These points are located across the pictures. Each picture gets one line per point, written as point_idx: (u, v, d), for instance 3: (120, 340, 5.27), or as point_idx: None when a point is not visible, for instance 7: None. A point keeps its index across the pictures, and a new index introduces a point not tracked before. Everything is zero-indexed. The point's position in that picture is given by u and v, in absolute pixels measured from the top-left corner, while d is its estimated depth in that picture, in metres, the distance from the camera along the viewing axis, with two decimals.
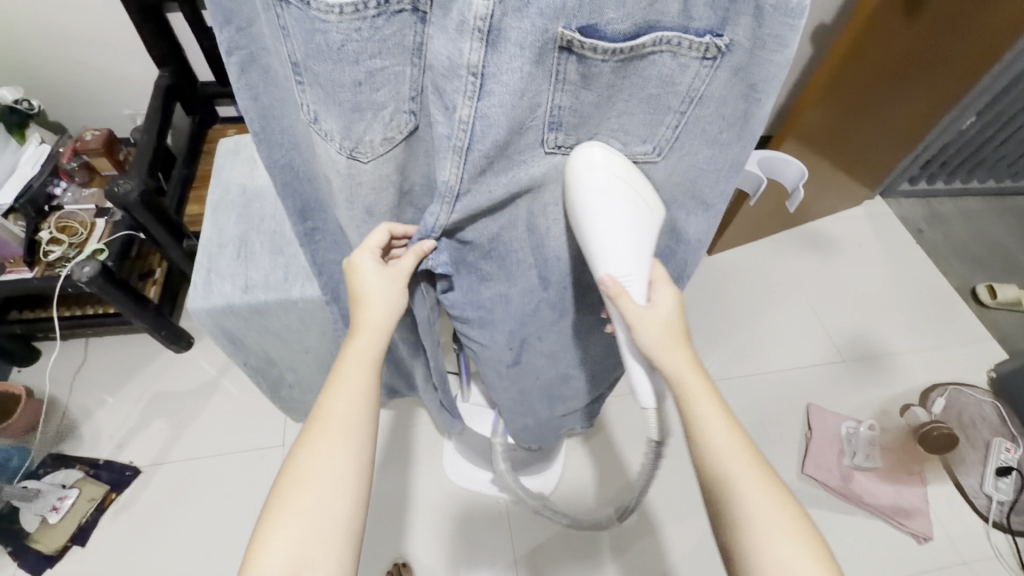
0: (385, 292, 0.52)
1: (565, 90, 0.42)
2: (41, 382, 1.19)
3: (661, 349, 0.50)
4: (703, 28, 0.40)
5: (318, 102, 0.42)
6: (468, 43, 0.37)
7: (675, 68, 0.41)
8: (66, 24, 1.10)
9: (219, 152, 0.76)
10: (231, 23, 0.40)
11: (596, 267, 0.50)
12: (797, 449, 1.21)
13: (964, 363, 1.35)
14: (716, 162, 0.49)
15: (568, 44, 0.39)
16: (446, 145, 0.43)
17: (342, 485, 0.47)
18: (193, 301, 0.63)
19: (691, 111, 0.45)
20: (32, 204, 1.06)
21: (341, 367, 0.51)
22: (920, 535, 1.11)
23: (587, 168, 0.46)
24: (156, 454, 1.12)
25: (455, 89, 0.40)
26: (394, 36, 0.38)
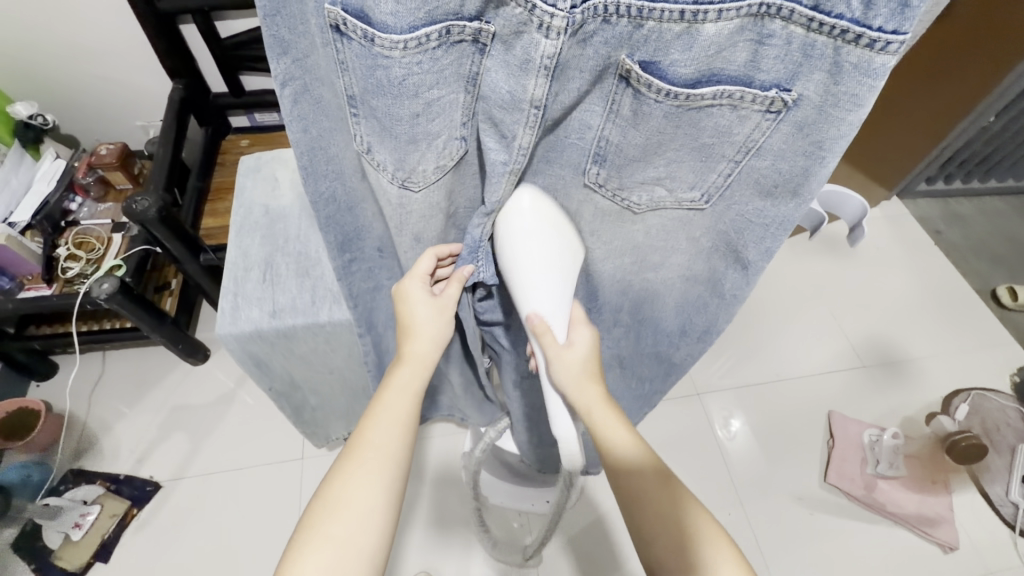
0: (432, 322, 0.53)
1: (616, 122, 0.42)
2: (60, 396, 1.19)
3: (574, 382, 0.52)
4: (770, 81, 0.37)
5: (372, 134, 0.41)
6: (533, 80, 0.36)
7: (734, 120, 0.39)
8: (78, 36, 1.09)
9: (241, 170, 0.75)
10: (288, 54, 0.37)
11: (521, 304, 0.50)
12: (819, 458, 1.20)
13: (986, 368, 1.33)
14: (766, 216, 0.47)
15: (626, 73, 0.38)
16: (501, 171, 0.42)
17: (377, 513, 0.46)
18: (221, 327, 0.62)
19: (746, 160, 0.43)
20: (48, 220, 1.05)
21: (382, 395, 0.51)
22: (946, 545, 1.09)
23: (517, 209, 0.47)
24: (177, 469, 1.12)
25: (516, 120, 0.39)
26: (450, 67, 0.36)
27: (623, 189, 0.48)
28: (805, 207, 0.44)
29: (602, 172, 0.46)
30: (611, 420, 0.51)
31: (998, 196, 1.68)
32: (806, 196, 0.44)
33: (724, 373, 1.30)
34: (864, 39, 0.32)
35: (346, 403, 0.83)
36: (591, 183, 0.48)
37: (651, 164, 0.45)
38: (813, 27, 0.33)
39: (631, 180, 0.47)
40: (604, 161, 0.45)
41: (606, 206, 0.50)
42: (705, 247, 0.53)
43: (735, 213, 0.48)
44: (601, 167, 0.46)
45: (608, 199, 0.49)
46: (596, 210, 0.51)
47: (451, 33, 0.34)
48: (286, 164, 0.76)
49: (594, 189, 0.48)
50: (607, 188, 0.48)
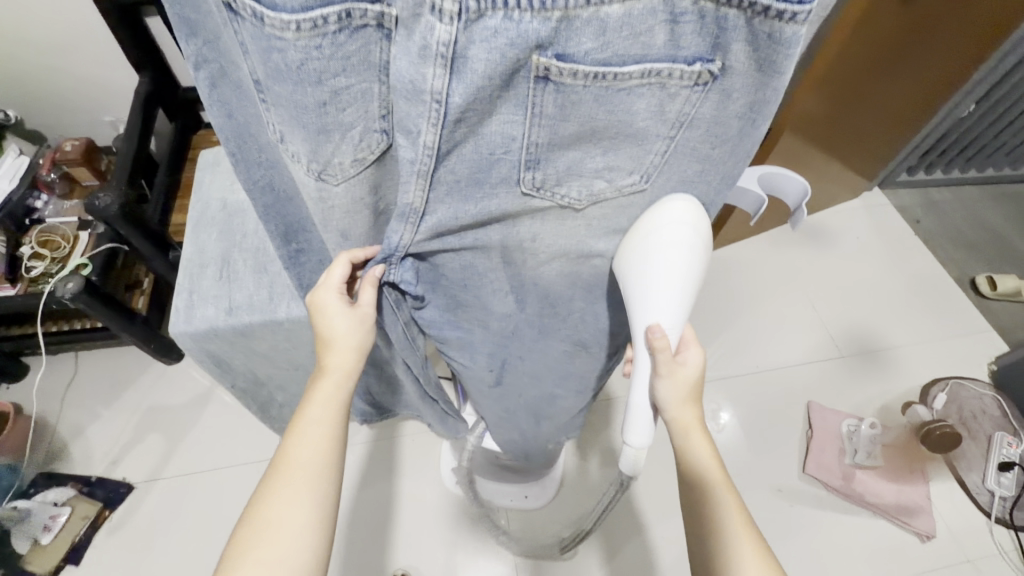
0: (353, 332, 0.52)
1: (542, 125, 0.39)
2: (30, 398, 1.17)
3: (676, 401, 0.50)
4: (691, 55, 0.36)
5: (283, 122, 0.38)
6: (431, 69, 0.34)
7: (664, 98, 0.38)
8: (38, 28, 1.06)
9: (199, 165, 0.74)
10: (197, 36, 0.37)
11: (649, 311, 0.47)
12: (798, 449, 1.20)
13: (964, 357, 1.34)
14: (706, 176, 0.46)
15: (545, 72, 0.36)
16: (411, 169, 0.40)
17: (306, 531, 0.46)
18: (175, 326, 0.60)
19: (680, 135, 0.41)
20: (12, 217, 1.03)
21: (306, 408, 0.50)
22: (923, 533, 1.10)
23: (669, 220, 0.46)
24: (151, 470, 1.10)
25: (419, 114, 0.36)
26: (358, 53, 0.34)
27: (560, 186, 0.45)
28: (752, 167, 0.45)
29: (537, 176, 0.43)
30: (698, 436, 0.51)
31: (979, 185, 1.68)
32: (744, 152, 0.44)
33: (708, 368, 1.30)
34: (775, 11, 0.32)
35: None
36: (529, 191, 0.44)
37: (587, 152, 0.43)
38: (722, 2, 0.33)
39: (569, 177, 0.45)
40: (539, 164, 0.42)
41: (544, 207, 0.47)
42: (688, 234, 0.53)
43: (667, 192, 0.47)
44: (536, 171, 0.43)
45: (546, 201, 0.46)
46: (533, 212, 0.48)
47: (352, 16, 0.32)
48: None
49: (531, 196, 0.45)
50: (544, 191, 0.45)
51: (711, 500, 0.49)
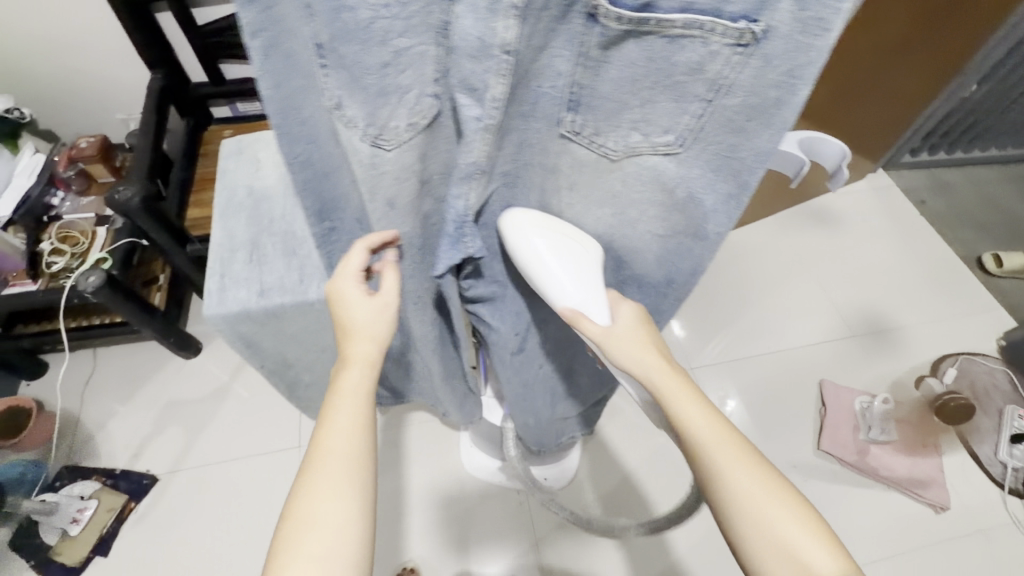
0: (372, 320, 0.52)
1: (586, 66, 0.39)
2: (52, 394, 1.18)
3: (628, 358, 0.50)
4: (739, 12, 0.35)
5: (342, 87, 0.39)
6: (503, 21, 0.34)
7: (704, 56, 0.37)
8: (51, 27, 1.07)
9: (223, 154, 0.75)
10: (254, 1, 0.33)
11: (556, 296, 0.52)
12: (812, 427, 1.22)
13: (971, 334, 1.35)
14: (738, 152, 0.43)
15: (593, 10, 0.36)
16: (475, 127, 0.41)
17: (352, 520, 0.43)
18: (210, 307, 0.62)
19: (718, 100, 0.39)
20: (31, 215, 1.04)
21: (335, 400, 0.49)
22: (937, 505, 1.11)
23: (515, 225, 0.53)
24: (173, 462, 1.11)
25: (486, 69, 0.37)
26: (420, 14, 0.35)
27: (599, 136, 0.45)
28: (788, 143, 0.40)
29: (577, 119, 0.44)
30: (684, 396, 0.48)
31: (982, 166, 1.69)
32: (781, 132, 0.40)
33: (719, 351, 1.31)
34: None
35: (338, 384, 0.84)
36: (568, 133, 0.45)
37: (626, 107, 0.42)
38: None
39: (608, 127, 0.44)
40: (579, 109, 0.43)
41: (585, 156, 0.47)
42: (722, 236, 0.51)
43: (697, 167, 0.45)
44: (576, 113, 0.43)
45: (585, 149, 0.46)
46: (573, 160, 0.48)
47: None
48: (268, 145, 0.76)
49: (568, 139, 0.46)
50: (582, 137, 0.45)
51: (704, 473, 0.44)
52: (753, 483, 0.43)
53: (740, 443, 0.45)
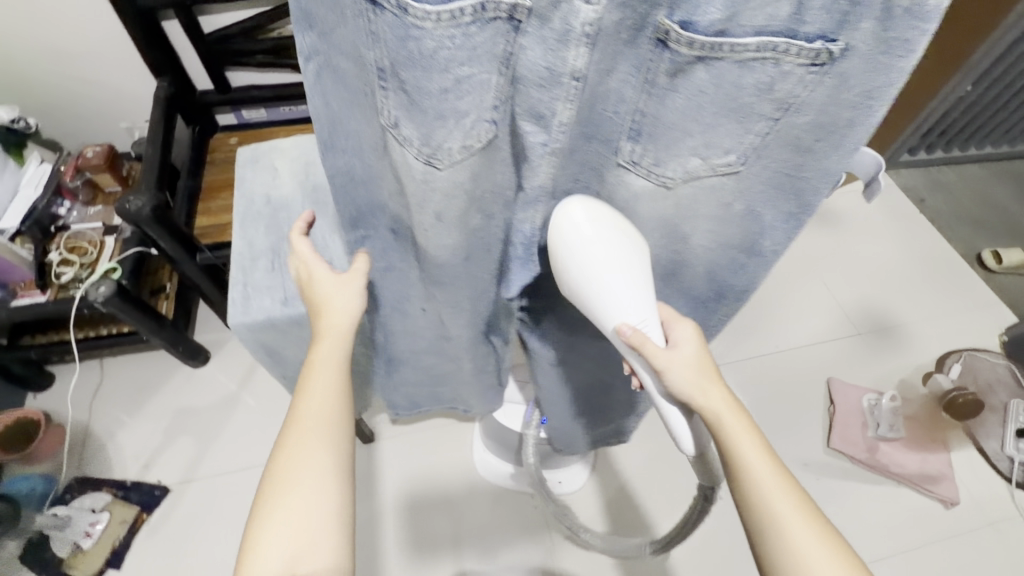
0: (341, 293, 0.53)
1: (652, 93, 0.40)
2: (60, 405, 1.17)
3: (695, 389, 0.47)
4: (813, 32, 0.36)
5: (400, 108, 0.39)
6: (573, 51, 0.36)
7: (776, 76, 0.37)
8: (57, 36, 1.06)
9: (239, 162, 0.75)
10: (313, 28, 0.37)
11: (612, 315, 0.47)
12: (822, 425, 1.23)
13: (974, 330, 1.37)
14: (802, 170, 0.45)
15: (665, 36, 0.36)
16: (540, 151, 0.43)
17: (332, 479, 0.46)
18: (233, 317, 0.62)
19: (785, 118, 0.40)
20: (38, 225, 1.03)
21: (308, 370, 0.50)
22: (947, 500, 1.12)
23: (570, 225, 0.47)
24: (185, 472, 1.10)
25: (554, 95, 0.39)
26: (485, 44, 0.34)
27: (660, 166, 0.44)
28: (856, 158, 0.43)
29: (636, 149, 0.44)
30: (739, 425, 0.47)
31: (979, 163, 1.71)
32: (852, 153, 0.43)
33: (725, 349, 1.32)
34: None
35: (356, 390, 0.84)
36: (625, 163, 0.45)
37: (688, 136, 0.41)
38: None
39: (669, 157, 0.43)
40: (640, 138, 0.43)
41: (639, 187, 0.47)
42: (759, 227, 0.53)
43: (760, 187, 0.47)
44: (637, 144, 0.44)
45: (643, 180, 0.46)
46: (627, 193, 0.48)
47: (486, 9, 0.32)
48: (284, 153, 0.76)
49: (626, 169, 0.46)
50: (641, 168, 0.45)
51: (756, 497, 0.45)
52: (802, 529, 0.44)
53: (793, 488, 0.45)
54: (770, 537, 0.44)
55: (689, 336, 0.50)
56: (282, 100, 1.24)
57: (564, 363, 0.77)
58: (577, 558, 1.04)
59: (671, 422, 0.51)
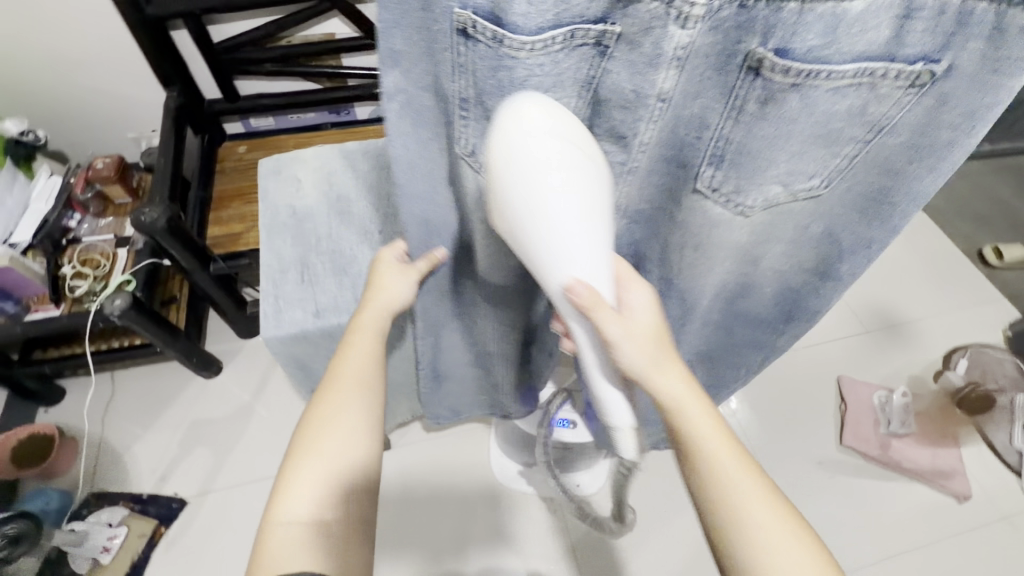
0: (397, 284, 0.56)
1: (738, 120, 0.42)
2: (72, 419, 1.16)
3: (651, 363, 0.47)
4: (915, 55, 0.38)
5: (478, 135, 0.43)
6: (663, 74, 0.39)
7: (869, 98, 0.40)
8: (65, 47, 1.05)
9: (261, 173, 0.74)
10: (398, 66, 0.40)
11: (565, 269, 0.41)
12: (834, 422, 1.24)
13: (980, 325, 1.38)
14: (882, 196, 0.50)
15: (758, 64, 0.39)
16: (620, 170, 0.47)
17: (360, 442, 0.50)
18: (266, 330, 0.62)
19: (875, 138, 0.44)
20: (49, 239, 1.02)
21: (352, 337, 0.54)
22: (960, 495, 1.14)
23: (523, 136, 0.36)
24: (201, 483, 1.10)
25: (638, 117, 0.42)
26: (569, 69, 0.38)
27: (740, 194, 0.48)
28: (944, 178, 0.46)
29: (716, 175, 0.46)
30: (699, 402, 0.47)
31: (978, 158, 1.73)
32: (944, 170, 0.46)
33: None
34: None
35: None
36: (705, 189, 0.48)
37: (771, 163, 0.45)
38: None
39: (750, 186, 0.47)
40: (722, 165, 0.45)
41: (718, 214, 0.50)
42: (807, 235, 0.55)
43: (844, 208, 0.52)
44: (717, 170, 0.46)
45: (720, 208, 0.49)
46: (705, 218, 0.51)
47: (575, 36, 0.36)
48: (306, 163, 0.75)
49: (704, 194, 0.49)
50: (720, 195, 0.48)
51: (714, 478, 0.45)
52: (758, 507, 0.44)
53: (743, 453, 0.46)
54: (715, 492, 0.45)
55: (642, 302, 0.49)
56: (285, 109, 1.23)
57: None
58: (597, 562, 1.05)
59: (608, 402, 0.52)
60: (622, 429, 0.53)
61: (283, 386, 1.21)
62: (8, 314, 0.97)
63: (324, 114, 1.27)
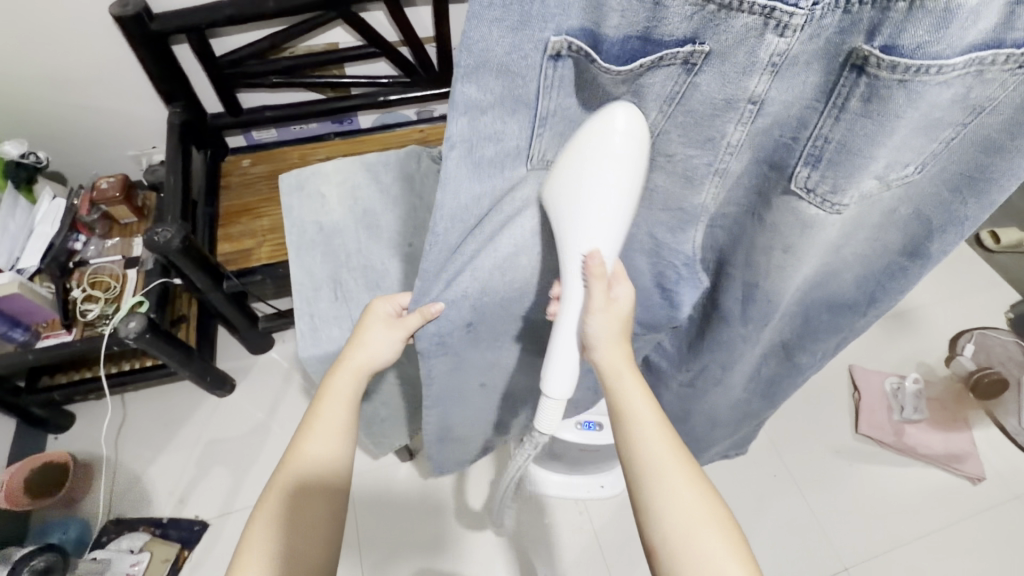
0: (381, 343, 0.55)
1: (839, 119, 0.41)
2: (84, 445, 1.13)
3: (606, 340, 0.52)
4: (1022, 38, 0.37)
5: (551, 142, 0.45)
6: (756, 78, 0.39)
7: (975, 84, 0.39)
8: (63, 66, 1.03)
9: (284, 190, 0.73)
10: (468, 112, 0.38)
11: (581, 242, 0.47)
12: (848, 412, 1.26)
13: (980, 309, 1.41)
14: (968, 183, 0.48)
15: (863, 61, 0.37)
16: (708, 170, 0.47)
17: (326, 521, 0.51)
18: (305, 349, 0.62)
19: (973, 122, 0.43)
20: (56, 262, 1.00)
21: (319, 406, 0.54)
22: (974, 477, 1.16)
23: (608, 135, 0.41)
24: (222, 504, 1.08)
25: (731, 118, 0.43)
26: (657, 85, 0.41)
27: (836, 194, 0.46)
28: None
29: (812, 175, 0.45)
30: (637, 393, 0.51)
31: None
32: None
33: None
34: None
35: (409, 409, 0.84)
36: (799, 190, 0.47)
37: (873, 159, 0.43)
38: None
39: (847, 186, 0.45)
40: (819, 164, 0.44)
41: (812, 215, 0.48)
42: (875, 220, 0.53)
43: (933, 186, 0.50)
44: (813, 170, 0.45)
45: (816, 208, 0.47)
46: (797, 220, 0.49)
47: (663, 59, 0.39)
48: (329, 178, 0.74)
49: (798, 195, 0.47)
50: (815, 195, 0.46)
51: (652, 471, 0.47)
52: (694, 510, 0.45)
53: (669, 432, 0.49)
54: (641, 463, 0.47)
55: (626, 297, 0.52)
56: (290, 120, 1.21)
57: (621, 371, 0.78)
58: (625, 561, 1.05)
59: (552, 364, 0.55)
60: (550, 399, 0.56)
61: (298, 401, 1.20)
62: (17, 342, 0.94)
63: (328, 124, 1.26)
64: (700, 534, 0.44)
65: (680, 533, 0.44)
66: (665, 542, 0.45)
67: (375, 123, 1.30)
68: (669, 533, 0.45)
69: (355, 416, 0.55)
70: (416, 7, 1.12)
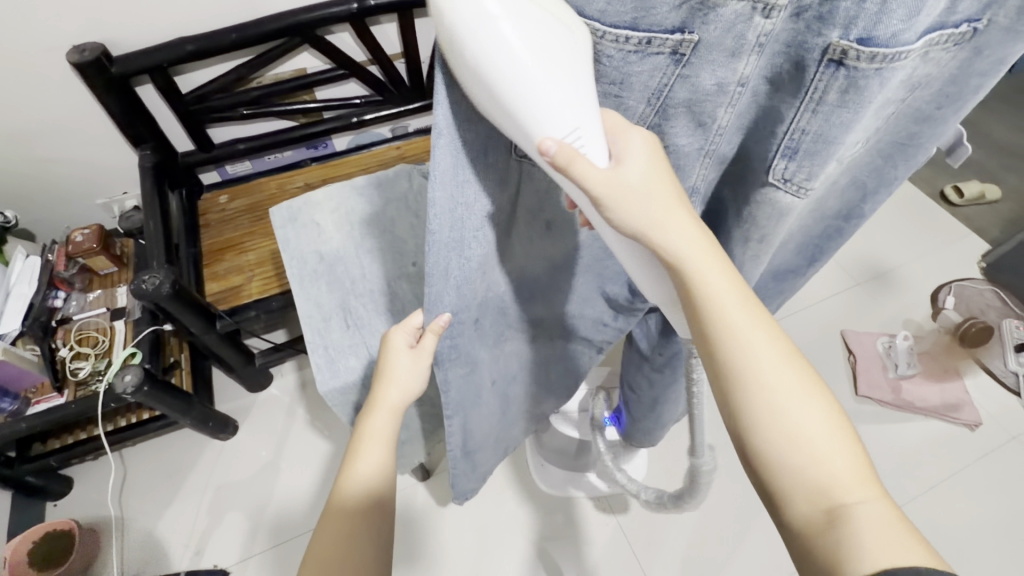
0: (409, 372, 0.53)
1: (817, 112, 0.38)
2: (87, 508, 1.09)
3: (657, 227, 0.38)
4: (961, 18, 0.37)
5: None
6: (744, 61, 0.36)
7: (925, 63, 0.38)
8: (16, 119, 0.98)
9: (277, 223, 0.72)
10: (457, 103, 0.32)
11: (526, 131, 0.31)
12: (846, 375, 1.30)
13: (956, 261, 1.46)
14: (893, 147, 0.51)
15: (840, 55, 0.34)
16: (695, 155, 0.44)
17: (369, 551, 0.49)
18: (323, 383, 0.62)
19: (907, 96, 0.43)
20: (38, 323, 0.96)
21: (358, 442, 0.53)
22: (971, 423, 1.21)
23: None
24: (241, 550, 1.05)
25: (719, 103, 0.39)
26: (641, 78, 0.36)
27: (811, 180, 0.43)
28: (951, 123, 0.49)
29: (789, 166, 0.42)
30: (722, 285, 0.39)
31: None
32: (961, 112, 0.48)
33: None
34: None
35: (429, 427, 0.84)
36: (776, 181, 0.44)
37: (845, 145, 0.40)
38: None
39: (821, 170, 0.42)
40: (795, 156, 0.41)
41: (786, 204, 0.46)
42: (841, 185, 0.55)
43: (868, 156, 0.52)
44: (790, 161, 0.42)
45: (790, 196, 0.44)
46: (773, 210, 0.47)
47: (652, 44, 0.34)
48: (322, 206, 0.73)
49: (774, 186, 0.44)
50: (792, 184, 0.43)
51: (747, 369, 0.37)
52: (810, 419, 0.36)
53: (781, 334, 0.39)
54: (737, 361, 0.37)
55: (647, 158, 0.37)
56: (264, 149, 1.19)
57: (632, 363, 0.79)
58: (654, 551, 1.05)
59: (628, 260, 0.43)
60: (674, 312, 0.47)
61: (305, 434, 1.17)
62: (6, 412, 0.90)
63: (303, 150, 1.24)
64: (815, 450, 0.35)
65: (790, 441, 0.35)
66: (773, 453, 0.36)
67: (350, 143, 1.29)
68: (774, 445, 0.36)
69: (395, 451, 0.54)
70: (379, 24, 1.11)
